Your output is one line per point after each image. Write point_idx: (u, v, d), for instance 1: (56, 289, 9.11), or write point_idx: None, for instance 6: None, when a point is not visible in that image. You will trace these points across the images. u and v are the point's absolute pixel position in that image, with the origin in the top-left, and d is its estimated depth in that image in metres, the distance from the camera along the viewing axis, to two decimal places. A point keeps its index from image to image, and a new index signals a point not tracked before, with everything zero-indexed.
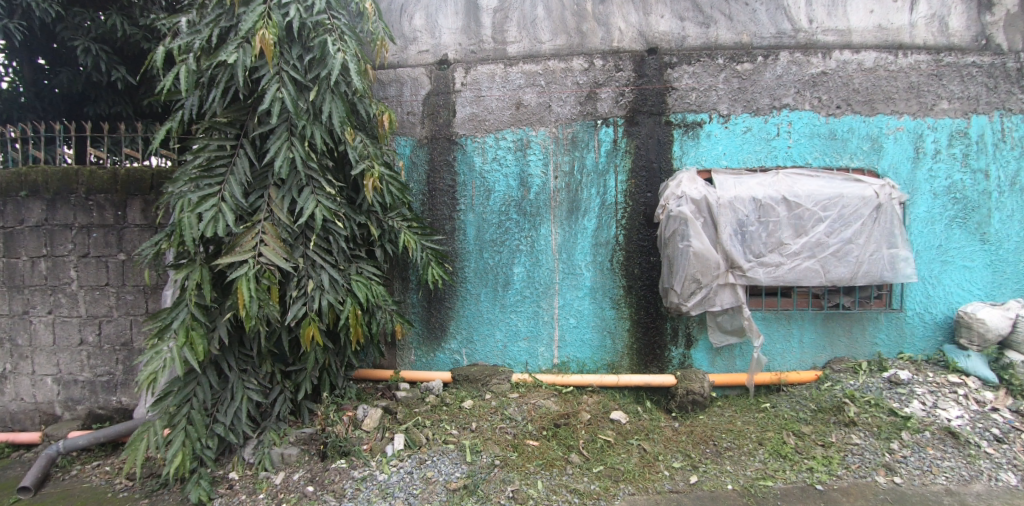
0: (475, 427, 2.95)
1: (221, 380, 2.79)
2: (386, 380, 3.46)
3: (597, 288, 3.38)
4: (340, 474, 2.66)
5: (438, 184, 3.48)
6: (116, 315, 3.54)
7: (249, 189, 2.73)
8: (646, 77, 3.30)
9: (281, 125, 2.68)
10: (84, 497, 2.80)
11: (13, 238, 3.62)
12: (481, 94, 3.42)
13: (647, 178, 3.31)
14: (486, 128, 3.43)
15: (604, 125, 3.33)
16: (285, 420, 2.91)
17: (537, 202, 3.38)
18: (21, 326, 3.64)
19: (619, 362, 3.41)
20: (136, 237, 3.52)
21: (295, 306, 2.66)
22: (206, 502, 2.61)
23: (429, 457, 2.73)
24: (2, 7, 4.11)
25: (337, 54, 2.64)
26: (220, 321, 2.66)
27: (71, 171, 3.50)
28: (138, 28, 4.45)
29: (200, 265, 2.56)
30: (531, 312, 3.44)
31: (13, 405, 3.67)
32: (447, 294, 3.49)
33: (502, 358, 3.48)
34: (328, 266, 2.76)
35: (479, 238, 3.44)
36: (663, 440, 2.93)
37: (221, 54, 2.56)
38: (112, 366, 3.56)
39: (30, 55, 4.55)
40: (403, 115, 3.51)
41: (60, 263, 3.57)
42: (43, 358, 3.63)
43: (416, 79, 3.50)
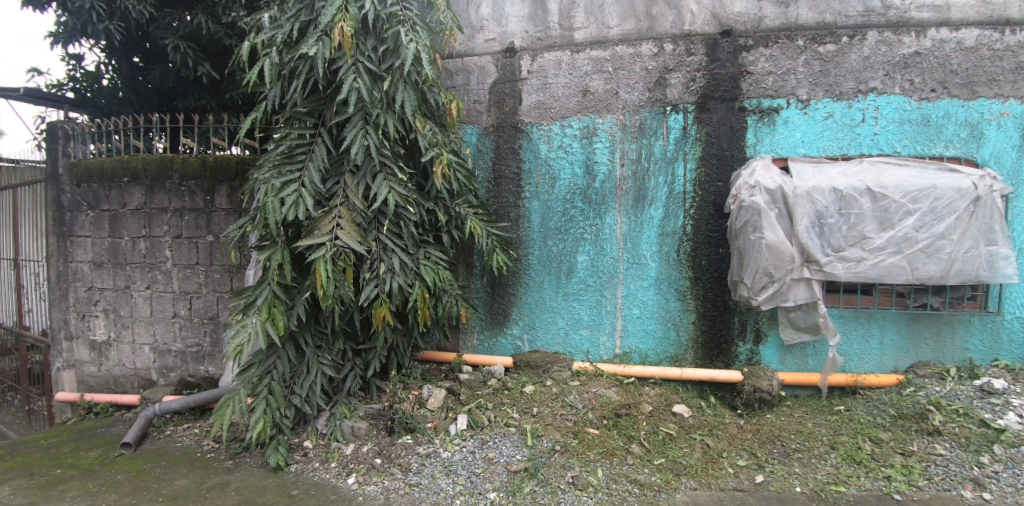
0: (536, 412, 2.99)
1: (299, 355, 2.96)
2: (449, 362, 3.58)
3: (663, 278, 3.31)
4: (405, 449, 2.76)
5: (503, 171, 3.51)
6: (204, 291, 3.82)
7: (326, 176, 2.86)
8: (719, 61, 3.18)
9: (357, 114, 2.78)
10: (177, 455, 3.06)
11: (118, 219, 4.01)
12: (547, 81, 3.42)
13: (719, 166, 3.20)
14: (552, 116, 3.42)
15: (674, 111, 3.24)
16: (355, 395, 3.07)
17: (602, 191, 3.35)
18: (124, 298, 4.02)
19: (683, 355, 3.33)
20: (223, 220, 3.76)
21: (368, 288, 2.77)
22: (284, 467, 2.77)
23: (491, 439, 2.80)
24: (105, 10, 4.66)
25: (410, 44, 2.70)
26: (299, 299, 2.81)
27: (167, 159, 3.80)
28: (219, 26, 4.91)
29: (282, 247, 2.70)
30: (594, 301, 3.42)
31: (117, 369, 4.08)
32: (510, 280, 3.54)
33: (563, 345, 3.50)
34: (398, 250, 2.86)
35: (544, 226, 3.45)
36: (727, 436, 2.84)
37: (303, 47, 2.68)
38: (200, 338, 3.84)
39: (126, 54, 5.22)
40: (469, 104, 3.57)
41: (157, 243, 3.90)
42: (142, 328, 3.98)
43: (483, 68, 3.54)
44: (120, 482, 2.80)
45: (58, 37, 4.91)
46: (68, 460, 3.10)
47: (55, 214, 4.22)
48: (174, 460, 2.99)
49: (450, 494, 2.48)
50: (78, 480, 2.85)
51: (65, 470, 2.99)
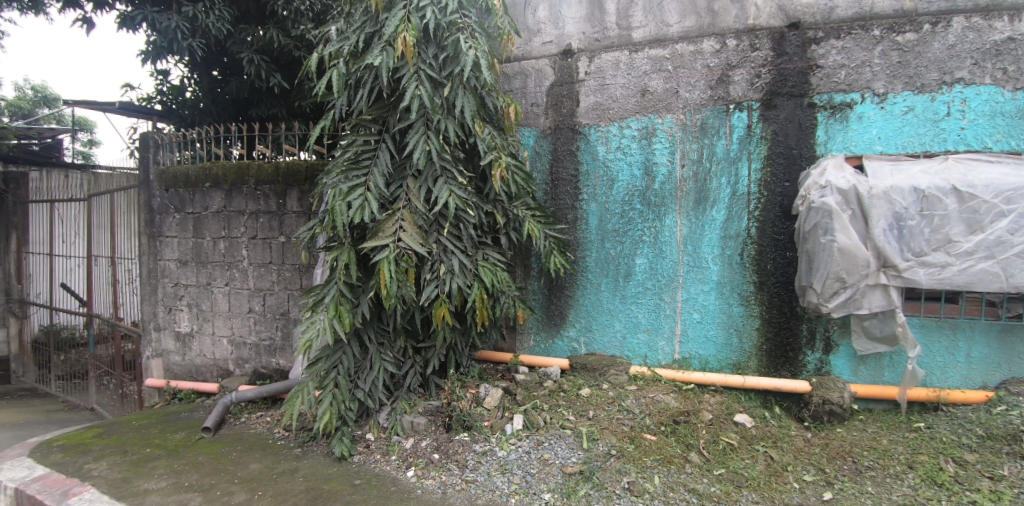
0: (592, 415, 2.97)
1: (363, 351, 3.08)
2: (506, 362, 3.65)
3: (725, 282, 3.20)
4: (462, 446, 2.82)
5: (561, 173, 3.54)
6: (277, 288, 4.04)
7: (390, 180, 2.97)
8: (786, 55, 3.05)
9: (419, 120, 2.88)
10: (251, 441, 3.26)
11: (201, 221, 4.33)
12: (605, 82, 3.42)
13: (786, 166, 3.06)
14: (610, 117, 3.41)
15: (737, 109, 3.14)
16: (415, 391, 3.17)
17: (662, 193, 3.29)
18: (205, 294, 4.33)
19: (746, 362, 3.21)
20: (294, 222, 3.96)
21: (429, 288, 2.85)
22: (348, 457, 2.89)
23: (546, 440, 2.81)
24: (189, 29, 5.15)
25: (469, 51, 2.76)
26: (363, 298, 2.92)
27: (245, 165, 4.06)
28: (289, 39, 5.43)
29: (348, 248, 2.82)
30: (653, 305, 3.36)
31: (199, 359, 4.39)
32: (567, 282, 3.55)
33: (620, 349, 3.47)
34: (458, 252, 2.92)
35: (601, 228, 3.44)
36: (793, 450, 2.72)
37: (368, 57, 2.79)
38: (273, 332, 4.07)
39: (207, 67, 5.76)
40: (527, 107, 3.63)
41: (235, 243, 4.17)
42: (221, 321, 4.27)
43: (540, 71, 3.59)
44: (201, 463, 3.01)
45: (148, 56, 5.44)
46: (156, 441, 3.37)
47: (146, 216, 4.60)
48: (249, 446, 3.19)
49: (505, 493, 2.50)
50: (165, 459, 3.09)
51: (153, 449, 3.25)
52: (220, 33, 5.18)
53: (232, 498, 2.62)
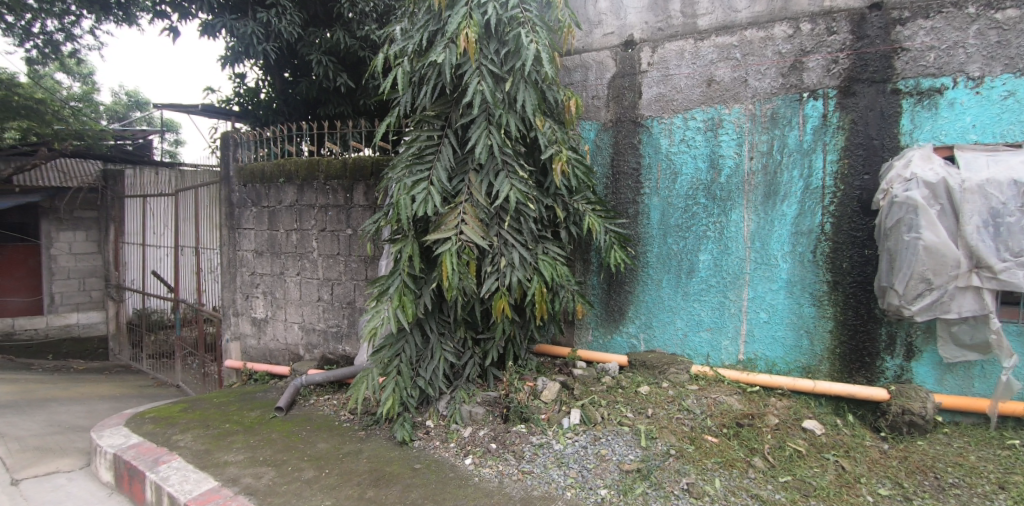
0: (651, 413, 2.93)
1: (424, 340, 3.16)
2: (564, 357, 3.66)
3: (795, 281, 3.05)
4: (519, 437, 2.85)
5: (622, 167, 3.51)
6: (344, 279, 4.21)
7: (452, 174, 3.03)
8: (867, 38, 2.84)
9: (481, 115, 2.91)
10: (319, 421, 3.43)
11: (275, 214, 4.58)
12: (669, 73, 3.35)
13: (865, 157, 2.86)
14: (674, 108, 3.33)
15: (812, 98, 2.98)
16: (474, 382, 3.23)
17: (728, 186, 3.18)
18: (279, 283, 4.59)
19: (817, 366, 3.05)
20: (360, 215, 4.10)
21: (489, 281, 2.88)
22: (409, 442, 2.99)
23: (604, 436, 2.79)
24: (264, 34, 5.53)
25: (530, 45, 2.76)
26: (426, 289, 2.99)
27: (315, 161, 4.26)
28: (355, 40, 5.77)
29: (412, 240, 2.89)
30: (716, 303, 3.26)
31: (272, 343, 4.66)
32: (628, 278, 3.52)
33: (682, 347, 3.39)
34: (518, 245, 2.94)
35: (664, 223, 3.38)
36: (867, 461, 2.54)
37: (432, 55, 2.84)
38: (339, 320, 4.26)
39: (279, 70, 6.19)
40: (588, 100, 3.63)
41: (306, 235, 4.39)
42: (292, 308, 4.51)
43: (601, 63, 3.57)
44: (274, 440, 3.20)
45: (227, 59, 5.88)
46: (234, 417, 3.61)
47: (227, 209, 4.94)
48: (317, 426, 3.35)
49: (561, 486, 2.50)
50: (242, 435, 3.30)
51: (232, 425, 3.48)
52: (291, 36, 5.55)
53: (302, 474, 2.76)
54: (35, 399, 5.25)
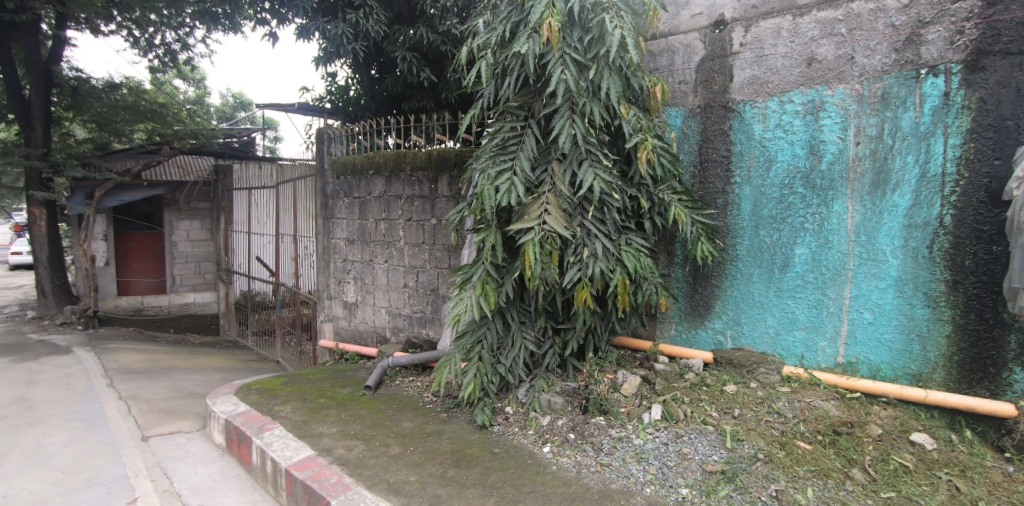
0: (738, 414, 2.80)
1: (506, 328, 3.21)
2: (645, 350, 3.59)
3: (907, 279, 2.76)
4: (598, 429, 2.83)
5: (710, 155, 3.38)
6: (428, 266, 4.37)
7: (535, 164, 3.04)
8: (1001, 3, 2.47)
9: (565, 104, 2.90)
10: (405, 401, 3.60)
11: (365, 205, 4.84)
12: (764, 53, 3.17)
13: (996, 140, 2.48)
14: (768, 91, 3.16)
15: (930, 75, 2.65)
16: (553, 371, 3.26)
17: (830, 174, 2.95)
18: (368, 269, 4.85)
19: (930, 374, 2.73)
20: (444, 205, 4.23)
21: (572, 271, 2.86)
22: (488, 427, 3.06)
23: (686, 434, 2.72)
24: (353, 34, 6.13)
25: (615, 31, 2.70)
26: (508, 278, 3.01)
27: (402, 153, 4.44)
28: (436, 35, 6.26)
29: (495, 230, 2.92)
30: (813, 300, 3.05)
31: (362, 326, 4.94)
32: (715, 271, 3.39)
33: (773, 347, 3.22)
34: (602, 236, 2.91)
35: (756, 214, 3.21)
36: (989, 483, 2.26)
37: (515, 45, 2.84)
38: (424, 306, 4.43)
39: (367, 68, 6.83)
40: (675, 86, 3.53)
41: (393, 225, 4.60)
42: (380, 294, 4.75)
43: (689, 46, 3.45)
44: (364, 416, 3.39)
45: (321, 60, 6.53)
46: (328, 393, 3.86)
47: (321, 200, 5.28)
48: (403, 406, 3.52)
49: (641, 481, 2.44)
50: (335, 409, 3.53)
51: (326, 400, 3.73)
52: (377, 34, 6.12)
53: (388, 450, 2.91)
54: (160, 367, 5.91)
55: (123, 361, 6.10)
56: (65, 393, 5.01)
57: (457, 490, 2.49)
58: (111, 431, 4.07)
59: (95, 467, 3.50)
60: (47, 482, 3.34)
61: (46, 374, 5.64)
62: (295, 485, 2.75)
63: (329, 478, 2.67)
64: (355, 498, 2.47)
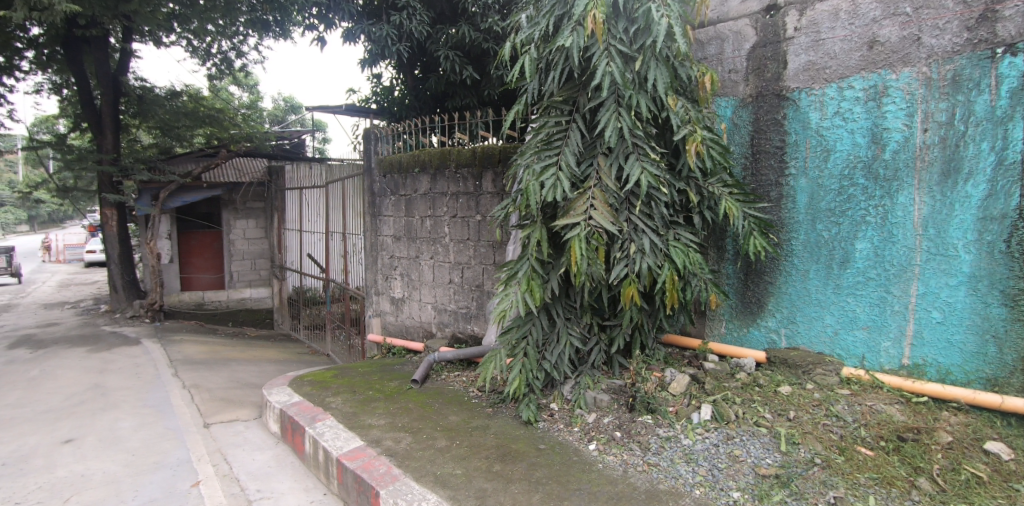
0: (793, 416, 2.69)
1: (551, 324, 3.20)
2: (694, 349, 3.51)
3: (981, 276, 2.57)
4: (646, 428, 2.79)
5: (763, 145, 3.26)
6: (473, 263, 4.41)
7: (581, 158, 3.01)
8: None
9: (610, 97, 2.85)
10: (451, 396, 3.64)
11: (411, 202, 4.92)
12: (820, 37, 3.02)
13: None
14: (826, 77, 3.02)
15: (1008, 54, 2.46)
16: (599, 368, 3.22)
17: (894, 164, 2.79)
18: (414, 266, 4.94)
19: (1007, 378, 2.52)
20: (488, 202, 4.26)
21: (618, 267, 2.82)
22: (534, 422, 3.06)
23: (738, 435, 2.63)
24: (397, 35, 6.35)
25: (661, 20, 2.64)
26: (553, 274, 2.99)
27: (447, 151, 4.49)
28: (478, 33, 6.39)
29: (540, 225, 2.90)
30: (875, 298, 2.89)
31: (408, 321, 5.04)
32: (768, 267, 3.27)
33: (831, 347, 3.07)
34: (649, 231, 2.85)
35: (813, 207, 3.07)
36: None
37: (559, 39, 2.81)
38: (469, 302, 4.47)
39: (411, 68, 7.05)
40: (725, 75, 3.42)
41: (438, 222, 4.66)
42: (426, 290, 4.83)
43: (739, 33, 3.34)
44: (411, 409, 3.45)
45: (366, 62, 6.78)
46: (376, 386, 3.96)
47: (369, 198, 5.41)
48: (449, 400, 3.56)
49: (690, 482, 2.38)
50: (383, 401, 3.61)
51: (375, 392, 3.82)
52: (420, 34, 6.32)
53: (435, 443, 2.96)
54: (220, 358, 6.21)
55: (186, 352, 6.45)
56: (135, 381, 5.34)
57: (503, 485, 2.50)
58: (176, 418, 4.31)
59: (162, 451, 3.72)
60: (119, 463, 3.57)
61: (117, 364, 6.02)
62: (345, 474, 2.83)
63: (378, 468, 2.73)
64: (404, 488, 2.52)
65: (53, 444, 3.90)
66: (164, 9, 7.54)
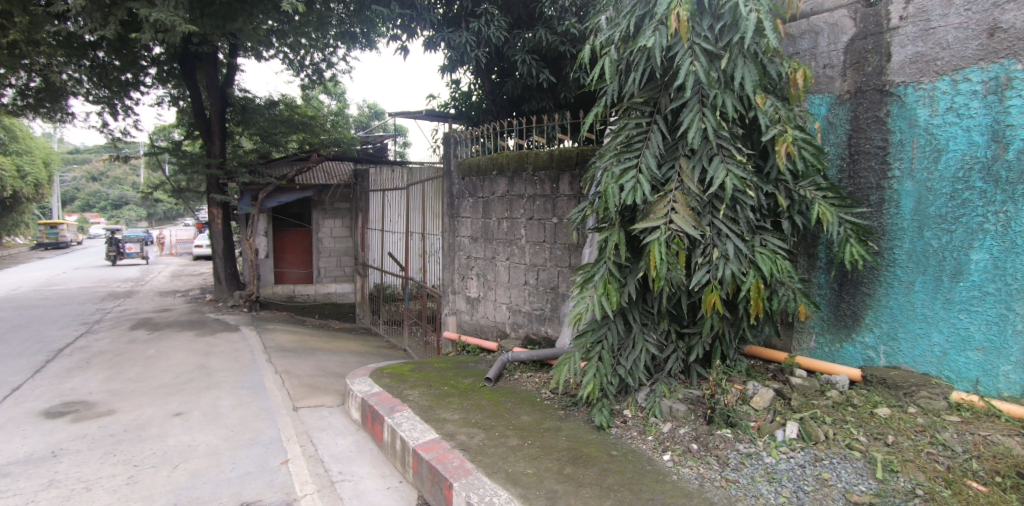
0: (892, 441, 2.48)
1: (627, 330, 3.15)
2: (780, 362, 3.32)
3: None
4: (724, 442, 2.68)
5: (862, 145, 3.03)
6: (548, 265, 4.43)
7: (661, 161, 2.94)
8: None
9: (694, 98, 2.78)
10: (524, 395, 3.69)
11: (488, 204, 5.03)
12: (931, 26, 2.78)
13: None
14: (937, 69, 2.77)
15: None
16: (676, 377, 3.13)
17: (1019, 165, 2.51)
18: (490, 267, 5.04)
19: None
20: (565, 205, 4.27)
21: (700, 272, 2.74)
22: (606, 428, 3.03)
23: (827, 457, 2.47)
24: (476, 41, 6.54)
25: (751, 15, 2.55)
26: (630, 278, 2.95)
27: (525, 154, 4.55)
28: (555, 37, 6.45)
29: (618, 229, 2.87)
30: (993, 315, 2.61)
31: (483, 320, 5.16)
32: (866, 278, 3.03)
33: (938, 367, 2.81)
34: (734, 236, 2.75)
35: (920, 212, 2.82)
36: None
37: (641, 39, 2.75)
38: (543, 304, 4.50)
39: (488, 73, 7.22)
40: (819, 71, 3.23)
41: (515, 223, 4.73)
42: (500, 290, 4.92)
43: (835, 25, 3.14)
44: (485, 406, 3.53)
45: (446, 69, 7.03)
46: (451, 381, 4.08)
47: (448, 200, 5.59)
48: (522, 400, 3.61)
49: (771, 502, 2.26)
50: (458, 397, 3.72)
51: (450, 388, 3.94)
52: (498, 40, 6.47)
53: (507, 441, 3.00)
54: (308, 348, 6.65)
55: (278, 340, 6.97)
56: (234, 364, 5.84)
57: (573, 488, 2.49)
58: (269, 400, 4.66)
59: (256, 430, 4.03)
60: (220, 437, 3.91)
61: (220, 348, 6.61)
62: (421, 464, 2.94)
63: (452, 461, 2.82)
64: (476, 483, 2.58)
65: (165, 416, 4.34)
66: (265, 25, 8.18)
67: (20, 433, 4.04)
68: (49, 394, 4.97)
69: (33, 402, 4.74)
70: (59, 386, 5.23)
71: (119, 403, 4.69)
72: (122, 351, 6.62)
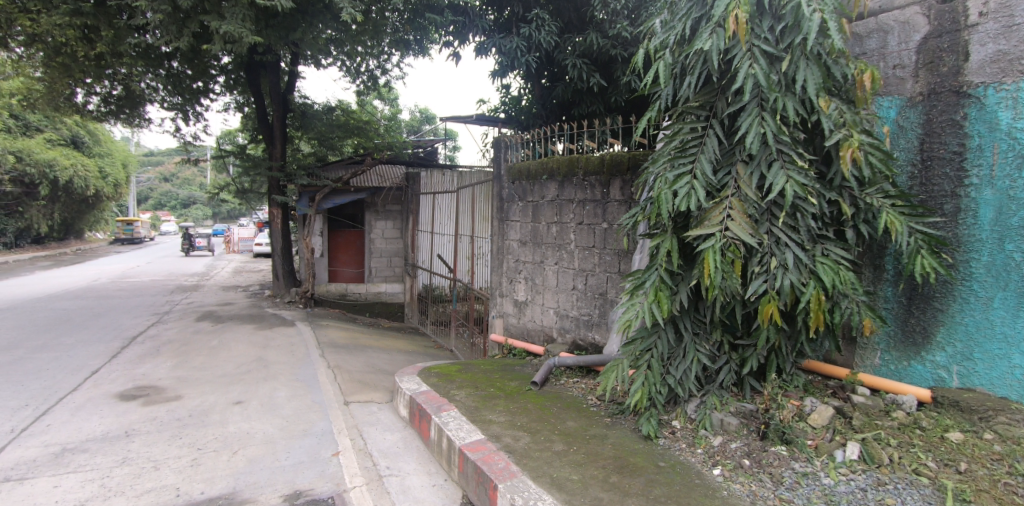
0: (964, 469, 2.32)
1: (677, 338, 3.08)
2: (841, 378, 3.15)
3: None
4: (779, 460, 2.58)
5: (936, 151, 2.86)
6: (598, 270, 4.40)
7: (717, 166, 2.87)
8: None
9: (752, 101, 2.70)
10: (570, 401, 3.67)
11: (537, 208, 5.05)
12: (1015, 22, 2.59)
13: None
14: (1021, 69, 2.59)
15: None
16: (728, 389, 3.04)
17: None
18: (538, 271, 5.06)
19: None
20: (616, 210, 4.23)
21: (756, 282, 2.65)
22: (654, 438, 2.98)
23: (891, 482, 2.34)
24: (527, 46, 6.60)
25: (814, 15, 2.45)
26: (682, 286, 2.88)
27: (575, 159, 4.54)
28: (606, 40, 6.41)
29: (671, 236, 2.82)
30: None
31: (530, 324, 5.17)
32: (938, 292, 2.84)
33: (1019, 391, 2.61)
34: (793, 245, 2.65)
35: (1001, 223, 2.63)
36: None
37: (697, 42, 2.69)
38: (591, 309, 4.48)
39: (538, 78, 7.27)
40: (888, 72, 3.07)
41: (564, 228, 4.72)
42: (548, 295, 4.93)
43: (906, 23, 2.98)
44: (531, 409, 3.54)
45: (497, 74, 7.13)
46: (497, 384, 4.10)
47: (497, 203, 5.64)
48: (568, 405, 3.60)
49: None
50: (504, 399, 3.75)
51: (496, 390, 3.97)
52: (549, 45, 6.50)
53: (553, 445, 3.00)
54: (359, 344, 6.86)
55: (331, 336, 7.22)
56: (290, 358, 6.09)
57: (619, 496, 2.46)
58: (322, 394, 4.84)
59: (309, 421, 4.20)
60: (276, 427, 4.09)
61: (276, 341, 6.92)
62: (466, 463, 2.98)
63: (497, 462, 2.84)
64: (521, 485, 2.59)
65: (227, 404, 4.59)
66: (325, 35, 8.51)
67: (98, 413, 4.36)
68: (124, 378, 5.34)
69: (109, 385, 5.11)
70: (132, 371, 5.61)
71: (185, 390, 4.99)
72: (188, 341, 7.03)
